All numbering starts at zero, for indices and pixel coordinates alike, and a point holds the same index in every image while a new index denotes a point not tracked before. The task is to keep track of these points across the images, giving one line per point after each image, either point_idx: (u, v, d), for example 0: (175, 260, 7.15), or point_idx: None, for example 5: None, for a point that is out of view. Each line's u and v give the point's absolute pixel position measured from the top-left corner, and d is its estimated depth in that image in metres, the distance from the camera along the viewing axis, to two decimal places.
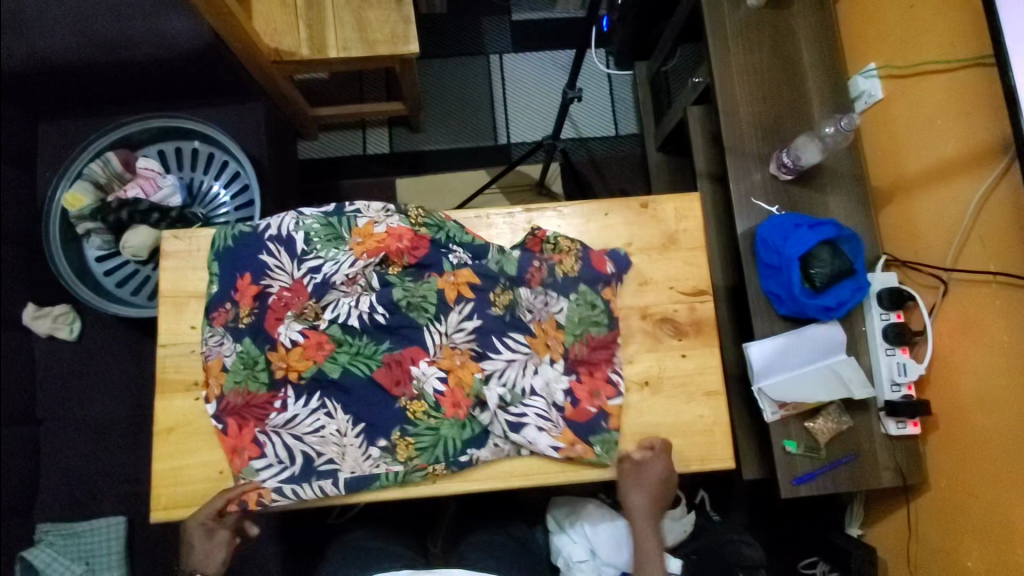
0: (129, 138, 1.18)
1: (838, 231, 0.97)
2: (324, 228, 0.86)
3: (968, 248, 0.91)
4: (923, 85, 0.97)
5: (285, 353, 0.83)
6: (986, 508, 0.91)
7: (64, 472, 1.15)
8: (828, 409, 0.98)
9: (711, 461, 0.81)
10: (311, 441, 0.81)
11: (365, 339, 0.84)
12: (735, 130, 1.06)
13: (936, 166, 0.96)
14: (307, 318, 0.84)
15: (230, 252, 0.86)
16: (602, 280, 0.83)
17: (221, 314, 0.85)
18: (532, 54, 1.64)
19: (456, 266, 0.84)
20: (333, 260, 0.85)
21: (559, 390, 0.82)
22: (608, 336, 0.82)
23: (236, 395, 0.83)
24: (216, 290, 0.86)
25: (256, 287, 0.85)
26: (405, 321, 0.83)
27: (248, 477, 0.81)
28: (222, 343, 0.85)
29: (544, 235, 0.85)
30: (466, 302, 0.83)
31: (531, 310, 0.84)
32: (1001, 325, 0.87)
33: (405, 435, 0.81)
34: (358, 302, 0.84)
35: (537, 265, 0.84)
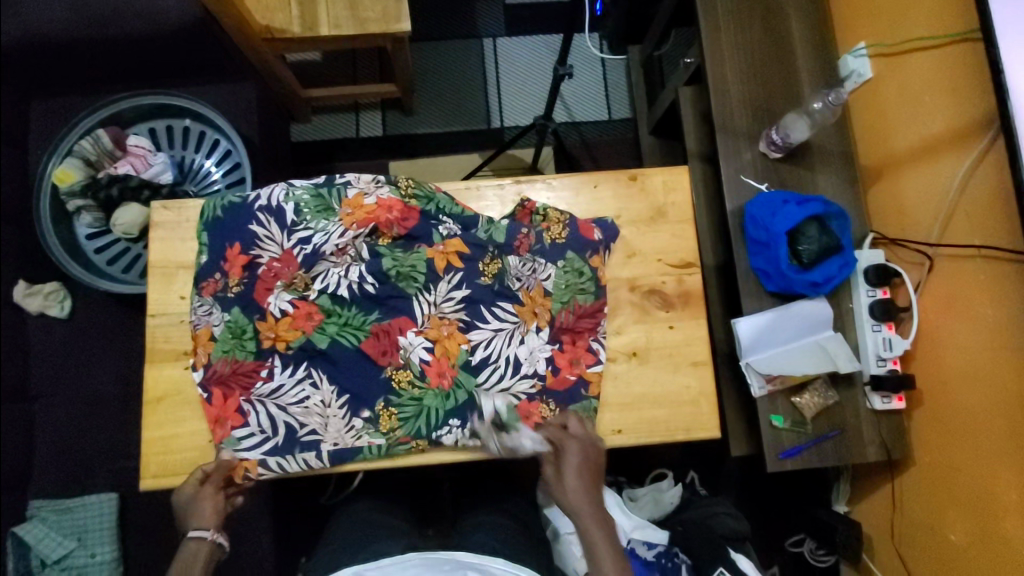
0: (119, 116, 1.18)
1: (825, 207, 0.98)
2: (313, 199, 0.87)
3: (953, 223, 0.92)
4: (911, 63, 0.98)
5: (274, 322, 0.83)
6: (970, 480, 0.92)
7: (56, 448, 1.15)
8: (815, 384, 0.99)
9: (697, 431, 0.82)
10: (295, 412, 0.82)
11: (354, 310, 0.84)
12: (725, 109, 1.06)
13: (923, 143, 0.98)
14: (297, 288, 0.84)
15: (219, 222, 0.86)
16: (590, 247, 0.84)
17: (210, 284, 0.85)
18: (525, 36, 1.63)
19: (445, 236, 0.85)
20: (322, 231, 0.85)
21: (542, 358, 0.83)
22: (594, 305, 0.83)
23: (223, 364, 0.83)
24: (206, 260, 0.86)
25: (246, 257, 0.85)
26: (394, 292, 0.83)
27: (230, 447, 0.81)
28: (210, 312, 0.85)
29: (532, 206, 0.86)
30: (455, 272, 0.84)
31: (519, 278, 0.85)
32: (986, 299, 0.88)
33: (388, 405, 0.82)
34: (348, 272, 0.84)
35: (526, 232, 0.84)
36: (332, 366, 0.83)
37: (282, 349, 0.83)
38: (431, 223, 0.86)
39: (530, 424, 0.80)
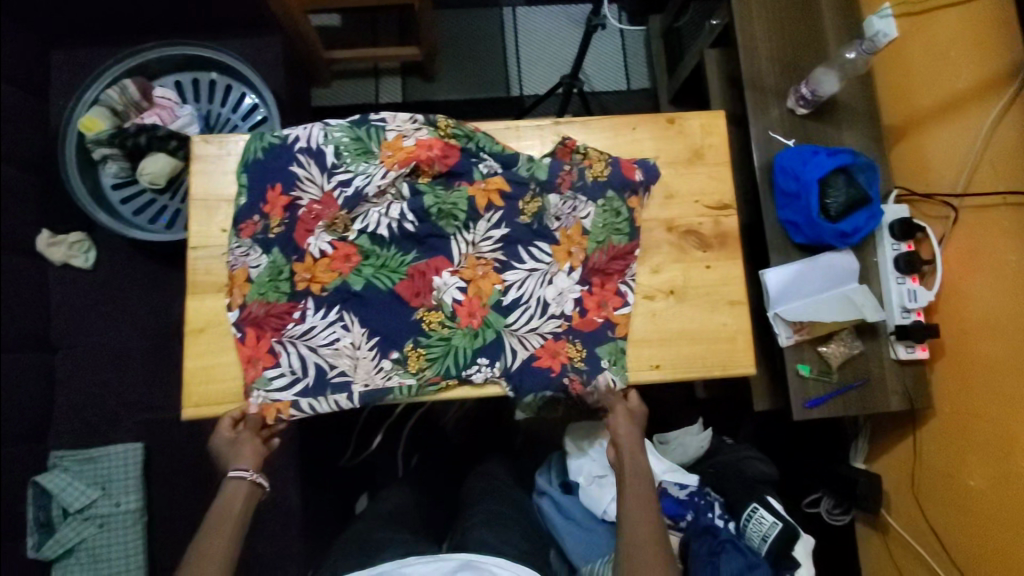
0: (146, 67, 1.17)
1: (854, 159, 0.99)
2: (353, 142, 0.85)
3: (978, 173, 0.95)
4: (939, 20, 1.00)
5: (313, 262, 0.83)
6: (990, 425, 0.95)
7: (79, 399, 1.15)
8: (841, 334, 1.01)
9: (733, 367, 0.84)
10: (325, 353, 0.81)
11: (392, 250, 0.84)
12: (754, 65, 1.08)
13: (948, 98, 1.00)
14: (336, 229, 0.83)
15: (261, 164, 0.84)
16: (630, 187, 0.85)
17: (249, 226, 0.84)
18: (544, 6, 1.63)
19: (487, 174, 0.85)
20: (363, 173, 0.83)
21: (570, 300, 0.84)
22: (628, 246, 0.84)
23: (259, 306, 0.82)
24: (245, 202, 0.84)
25: (286, 197, 0.84)
26: (434, 229, 0.83)
27: (261, 387, 0.80)
28: (249, 254, 0.84)
29: (574, 144, 0.86)
30: (496, 210, 0.84)
31: (559, 217, 0.85)
32: (1009, 245, 0.91)
33: (416, 346, 0.82)
34: (389, 210, 0.83)
35: (568, 169, 0.85)
36: (365, 306, 0.83)
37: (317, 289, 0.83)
38: (472, 162, 0.85)
39: (556, 363, 0.81)
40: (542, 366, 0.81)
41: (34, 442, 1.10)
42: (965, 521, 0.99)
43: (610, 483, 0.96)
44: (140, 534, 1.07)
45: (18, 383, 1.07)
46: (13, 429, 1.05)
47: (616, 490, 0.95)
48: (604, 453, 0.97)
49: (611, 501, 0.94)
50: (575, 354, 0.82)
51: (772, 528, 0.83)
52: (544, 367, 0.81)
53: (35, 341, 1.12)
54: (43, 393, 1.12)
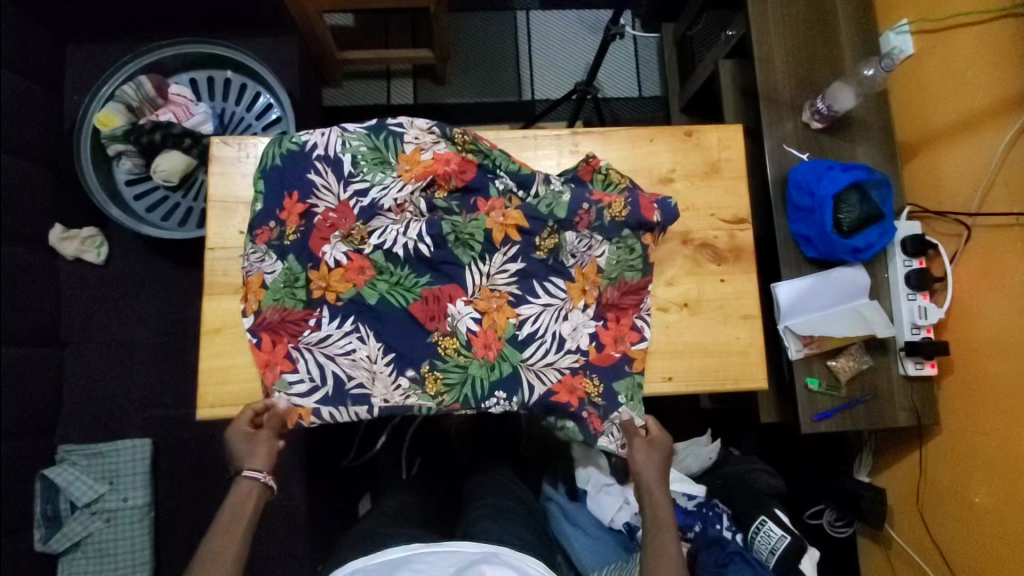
0: (162, 64, 1.17)
1: (868, 175, 1.00)
2: (370, 151, 0.85)
3: (993, 193, 0.95)
4: (957, 36, 1.00)
5: (328, 272, 0.82)
6: (997, 445, 0.95)
7: (88, 394, 1.15)
8: (849, 349, 1.01)
9: (745, 380, 0.84)
10: (343, 363, 0.81)
11: (406, 270, 0.83)
12: (770, 78, 1.08)
13: (964, 116, 1.00)
14: (354, 241, 0.83)
15: (279, 170, 0.84)
16: (646, 227, 0.83)
17: (265, 232, 0.83)
18: (559, 11, 1.63)
19: (505, 204, 0.83)
20: (380, 184, 0.83)
21: (586, 335, 0.84)
22: (641, 282, 0.84)
23: (274, 312, 0.82)
24: (261, 208, 0.84)
25: (303, 206, 0.83)
26: (450, 257, 0.82)
27: (281, 390, 0.80)
28: (264, 260, 0.83)
29: (596, 163, 0.85)
30: (512, 245, 0.83)
31: (574, 254, 0.84)
32: (1020, 267, 0.91)
33: (433, 369, 0.81)
34: (407, 229, 0.82)
35: (587, 207, 0.83)
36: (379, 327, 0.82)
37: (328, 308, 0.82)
38: (486, 184, 0.84)
39: (574, 399, 0.81)
40: (561, 401, 0.81)
41: (43, 436, 1.10)
42: (968, 536, 1.00)
43: (618, 492, 0.96)
44: (146, 531, 1.08)
45: (28, 378, 1.07)
46: (23, 423, 1.05)
47: (625, 499, 0.96)
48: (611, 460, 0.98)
49: (619, 510, 0.96)
50: (592, 389, 0.82)
51: (780, 541, 0.84)
52: (561, 402, 0.81)
53: (46, 335, 1.13)
54: (53, 388, 1.13)
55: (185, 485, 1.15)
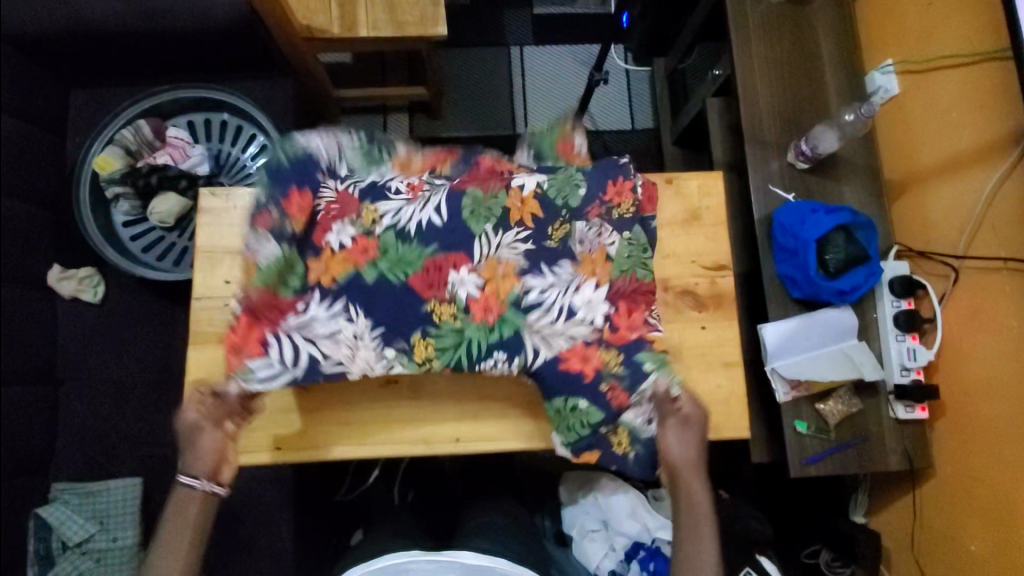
0: (160, 107, 1.20)
1: (853, 218, 0.99)
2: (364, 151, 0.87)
3: (979, 237, 0.94)
4: (944, 78, 0.99)
5: (332, 256, 0.77)
6: (990, 491, 0.93)
7: (83, 432, 1.16)
8: (838, 392, 1.00)
9: (727, 428, 0.84)
10: (323, 344, 0.76)
11: (411, 245, 0.77)
12: (755, 120, 1.09)
13: (950, 158, 0.99)
14: (365, 223, 0.78)
15: (278, 170, 0.78)
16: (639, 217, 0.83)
17: (264, 217, 0.76)
18: (552, 46, 1.66)
19: (522, 188, 0.81)
20: (378, 174, 0.86)
21: (600, 312, 0.79)
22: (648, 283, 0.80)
23: (259, 294, 0.76)
24: (265, 192, 0.77)
25: (309, 199, 0.78)
26: (462, 229, 0.78)
27: (245, 378, 0.74)
28: (257, 244, 0.75)
29: (630, 185, 0.83)
30: (525, 228, 0.80)
31: (583, 242, 0.81)
32: (1009, 311, 0.90)
33: (426, 336, 0.78)
34: (420, 209, 0.79)
35: (599, 203, 0.82)
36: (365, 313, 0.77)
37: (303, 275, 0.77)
38: (501, 184, 0.81)
39: (587, 368, 0.77)
40: (571, 370, 0.77)
41: (37, 475, 1.11)
42: None
43: (602, 539, 0.94)
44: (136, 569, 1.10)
45: (22, 417, 1.09)
46: (15, 464, 1.07)
47: (610, 545, 0.94)
48: (596, 504, 0.96)
49: (604, 556, 0.93)
50: (609, 360, 0.78)
51: None
52: (572, 371, 0.77)
53: (42, 376, 1.15)
54: (48, 426, 1.14)
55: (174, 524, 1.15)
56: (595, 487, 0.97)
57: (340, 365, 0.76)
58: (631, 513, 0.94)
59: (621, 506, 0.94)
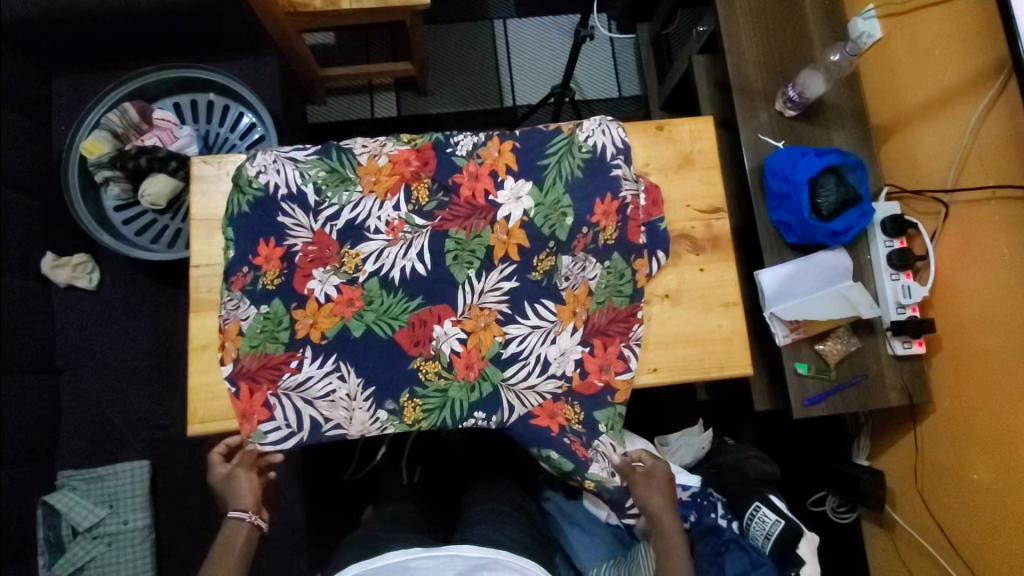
0: (145, 90, 1.19)
1: (843, 159, 1.01)
2: (330, 175, 0.84)
3: (968, 170, 0.95)
4: (926, 17, 1.00)
5: (316, 307, 0.80)
6: (990, 419, 0.95)
7: (86, 419, 1.16)
8: (837, 332, 1.02)
9: (730, 367, 0.84)
10: (322, 405, 0.78)
11: (397, 296, 0.81)
12: (742, 70, 1.09)
13: (936, 96, 1.00)
14: (347, 270, 0.81)
15: (247, 218, 0.81)
16: (635, 251, 0.83)
17: (240, 277, 0.81)
18: (535, 18, 1.66)
19: (507, 220, 0.82)
20: (350, 203, 0.82)
21: (571, 361, 0.82)
22: (628, 308, 0.83)
23: (252, 359, 0.79)
24: (233, 255, 0.81)
25: (281, 248, 0.81)
26: (445, 276, 0.81)
27: (257, 441, 0.77)
28: (239, 306, 0.80)
29: (613, 203, 0.83)
30: (510, 264, 0.82)
31: (568, 277, 0.83)
32: (999, 240, 0.92)
33: (414, 397, 0.79)
34: (404, 253, 0.81)
35: (585, 231, 0.82)
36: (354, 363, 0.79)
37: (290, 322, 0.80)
38: (484, 222, 0.82)
39: (555, 424, 0.80)
40: (542, 426, 0.80)
41: (43, 463, 1.11)
42: (970, 514, 0.99)
43: None
44: (148, 551, 1.09)
45: (23, 405, 1.08)
46: (18, 450, 1.06)
47: None
48: None
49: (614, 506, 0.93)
50: (573, 415, 0.81)
51: (775, 526, 0.84)
52: (542, 427, 0.80)
53: (41, 363, 1.14)
54: (50, 414, 1.13)
55: (182, 506, 1.14)
56: None
57: (341, 428, 0.78)
58: None
59: None
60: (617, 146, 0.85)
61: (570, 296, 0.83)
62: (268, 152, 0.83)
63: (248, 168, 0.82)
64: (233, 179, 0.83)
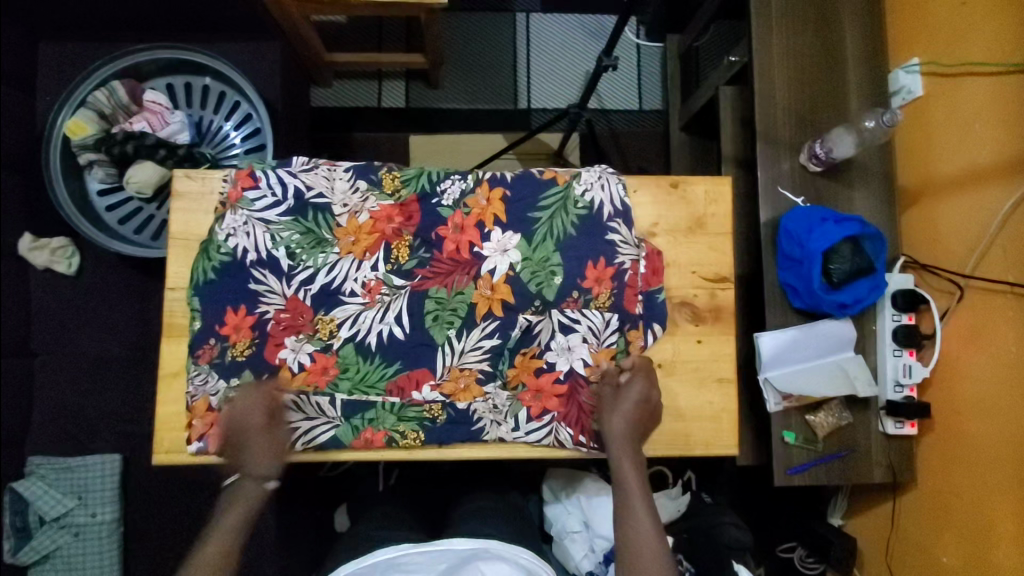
0: (137, 69, 1.13)
1: (862, 229, 0.96)
2: (304, 237, 0.80)
3: (990, 257, 0.91)
4: (970, 85, 0.94)
5: (290, 377, 0.78)
6: (969, 509, 0.93)
7: (56, 407, 1.14)
8: (830, 404, 0.99)
9: (716, 446, 0.82)
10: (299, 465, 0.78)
11: (376, 361, 0.79)
12: (769, 116, 1.03)
13: (969, 170, 0.95)
14: (321, 338, 0.79)
15: (214, 286, 0.78)
16: (631, 320, 0.81)
17: (206, 351, 0.78)
18: (560, 15, 1.56)
19: (491, 274, 0.80)
20: (325, 266, 0.79)
21: (564, 429, 0.79)
22: (623, 379, 0.80)
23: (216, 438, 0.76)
24: (199, 327, 0.78)
25: (252, 316, 0.78)
26: (424, 338, 0.79)
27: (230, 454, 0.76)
28: (208, 382, 0.78)
29: (607, 269, 0.80)
30: (493, 320, 0.80)
31: (551, 348, 0.80)
32: (1011, 336, 0.87)
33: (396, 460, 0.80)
34: (382, 316, 0.79)
35: (576, 295, 0.80)
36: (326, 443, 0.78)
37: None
38: (467, 278, 0.80)
39: None
40: None
41: (13, 449, 1.10)
42: None
43: (583, 540, 0.94)
44: (115, 545, 1.10)
45: None
46: None
47: (591, 547, 0.93)
48: (579, 506, 0.95)
49: (584, 557, 0.93)
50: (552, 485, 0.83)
51: None
52: None
53: (16, 346, 1.11)
54: (22, 399, 1.12)
55: (153, 501, 1.15)
56: (581, 488, 0.96)
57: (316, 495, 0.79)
58: (612, 516, 0.93)
59: (601, 507, 0.94)
60: (616, 205, 0.82)
61: (562, 358, 0.80)
62: (237, 213, 0.79)
63: (217, 232, 0.78)
64: (202, 243, 0.79)
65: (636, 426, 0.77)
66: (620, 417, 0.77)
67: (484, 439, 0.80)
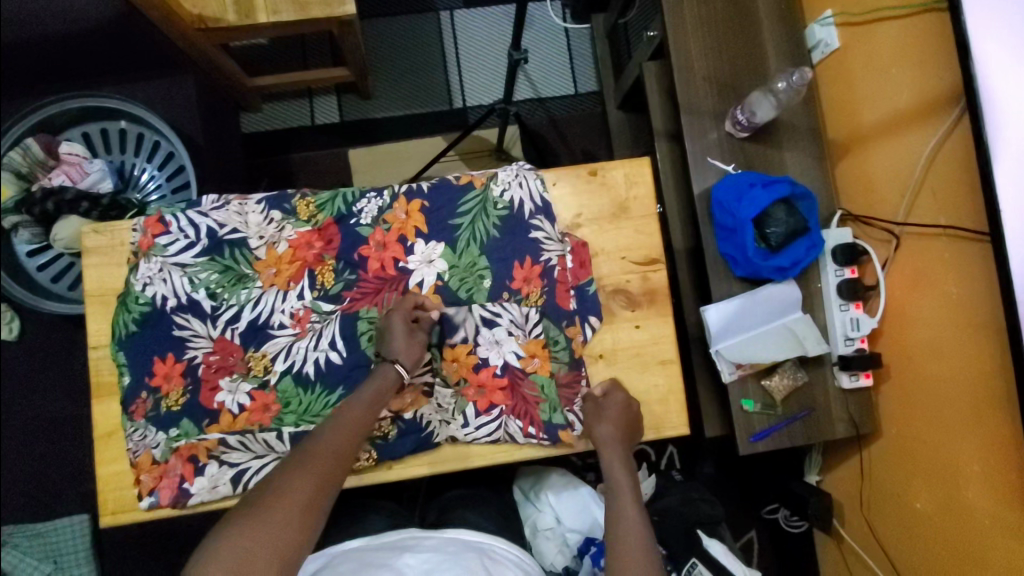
0: (49, 122, 1.07)
1: (791, 189, 0.96)
2: (223, 275, 0.79)
3: (920, 201, 0.91)
4: (883, 31, 0.93)
5: (231, 419, 0.77)
6: (933, 451, 0.94)
7: (18, 474, 1.13)
8: (783, 366, 0.98)
9: (666, 428, 0.82)
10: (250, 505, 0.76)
11: (317, 391, 0.78)
12: (689, 87, 1.02)
13: (891, 117, 0.94)
14: (256, 375, 0.78)
15: (139, 337, 0.77)
16: (566, 317, 0.81)
17: (140, 405, 0.77)
18: (483, 8, 1.54)
19: (420, 286, 0.80)
20: (250, 303, 0.79)
21: (513, 422, 0.79)
22: (569, 374, 0.80)
23: (164, 488, 0.75)
24: (129, 381, 0.77)
25: (182, 363, 0.78)
26: (362, 360, 0.78)
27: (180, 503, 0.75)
28: (147, 436, 0.76)
29: (533, 267, 0.81)
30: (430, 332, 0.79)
31: (488, 352, 0.80)
32: (950, 278, 0.88)
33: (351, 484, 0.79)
34: (316, 344, 0.78)
35: (507, 296, 0.81)
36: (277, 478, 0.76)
37: (216, 455, 0.76)
38: (397, 294, 0.80)
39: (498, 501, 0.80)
40: None
41: None
42: (912, 541, 1.00)
43: (556, 537, 0.93)
44: None
45: None
46: None
47: (563, 542, 0.93)
48: (549, 503, 0.95)
49: (558, 553, 0.92)
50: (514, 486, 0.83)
51: None
52: None
53: None
54: None
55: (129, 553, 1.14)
56: (548, 486, 0.97)
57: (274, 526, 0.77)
58: (581, 509, 0.94)
59: (570, 502, 0.94)
60: (536, 202, 0.82)
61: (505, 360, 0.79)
62: (151, 260, 0.78)
63: (133, 283, 0.78)
64: (120, 296, 0.78)
65: (625, 437, 0.76)
66: (608, 424, 0.76)
67: (437, 444, 0.79)
